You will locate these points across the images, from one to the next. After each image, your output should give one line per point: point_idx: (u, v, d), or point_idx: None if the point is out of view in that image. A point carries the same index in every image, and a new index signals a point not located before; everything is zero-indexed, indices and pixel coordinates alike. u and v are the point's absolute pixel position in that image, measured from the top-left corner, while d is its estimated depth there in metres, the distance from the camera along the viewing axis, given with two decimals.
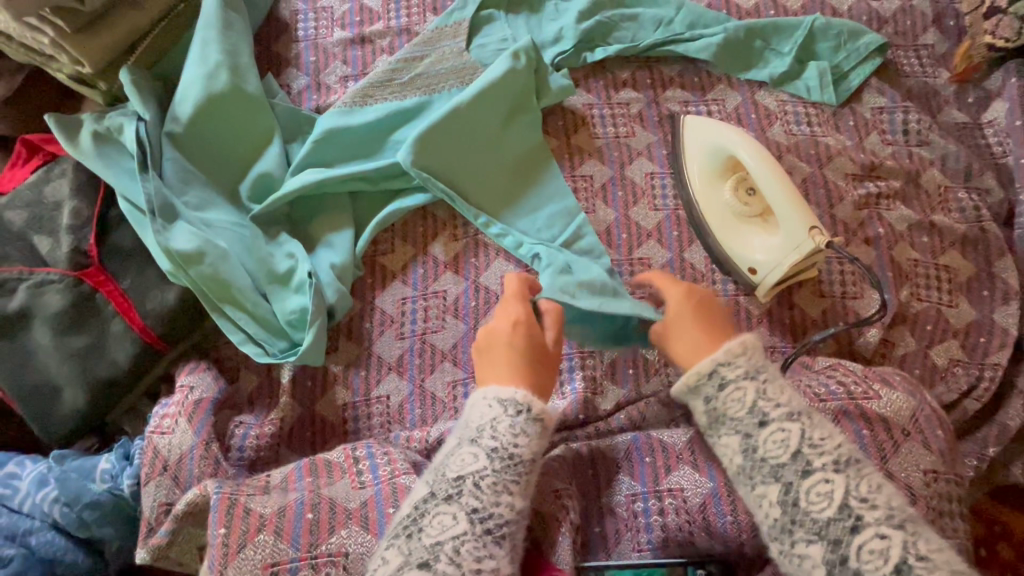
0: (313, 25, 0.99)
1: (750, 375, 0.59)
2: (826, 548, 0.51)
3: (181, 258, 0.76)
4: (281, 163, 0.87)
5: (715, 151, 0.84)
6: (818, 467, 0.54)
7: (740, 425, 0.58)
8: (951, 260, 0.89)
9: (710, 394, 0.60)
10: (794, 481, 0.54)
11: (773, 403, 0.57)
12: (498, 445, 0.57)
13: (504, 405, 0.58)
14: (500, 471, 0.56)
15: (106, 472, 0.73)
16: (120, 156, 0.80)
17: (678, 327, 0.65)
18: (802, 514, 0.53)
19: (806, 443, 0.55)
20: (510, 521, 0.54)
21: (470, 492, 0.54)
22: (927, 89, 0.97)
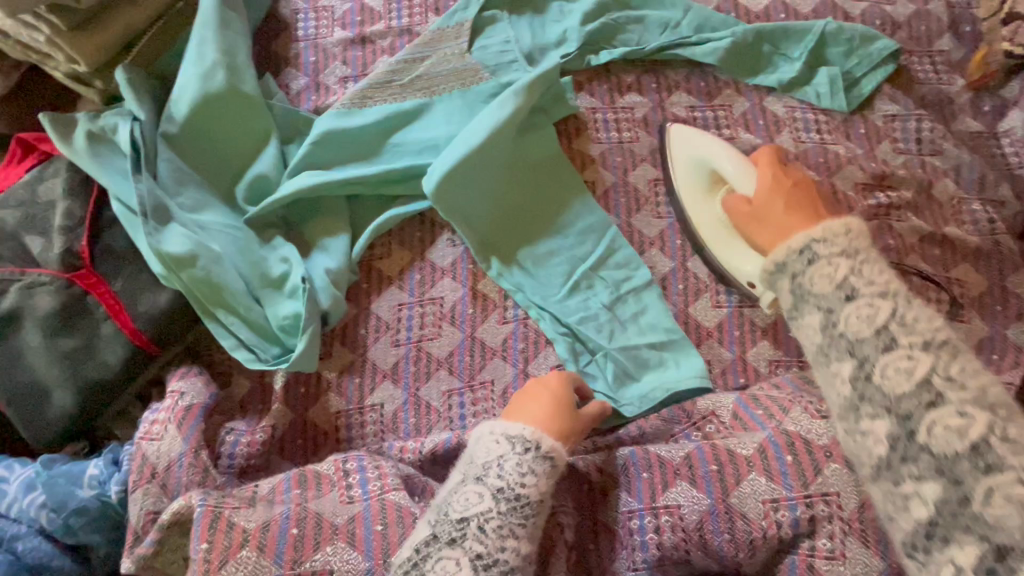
0: (313, 24, 0.98)
1: (846, 254, 0.55)
2: (945, 486, 0.45)
3: (173, 261, 0.75)
4: (277, 166, 0.86)
5: (702, 165, 0.83)
6: (953, 400, 0.47)
7: (860, 349, 0.52)
8: (963, 274, 0.87)
9: (798, 272, 0.57)
10: (915, 413, 0.48)
11: (867, 281, 0.53)
12: (504, 485, 0.59)
13: (511, 442, 0.61)
14: (505, 513, 0.58)
15: (94, 478, 0.72)
16: (114, 156, 0.79)
17: (772, 194, 0.65)
18: (917, 449, 0.47)
19: (938, 375, 0.48)
20: (515, 565, 0.56)
21: (473, 537, 0.56)
22: (942, 97, 0.94)
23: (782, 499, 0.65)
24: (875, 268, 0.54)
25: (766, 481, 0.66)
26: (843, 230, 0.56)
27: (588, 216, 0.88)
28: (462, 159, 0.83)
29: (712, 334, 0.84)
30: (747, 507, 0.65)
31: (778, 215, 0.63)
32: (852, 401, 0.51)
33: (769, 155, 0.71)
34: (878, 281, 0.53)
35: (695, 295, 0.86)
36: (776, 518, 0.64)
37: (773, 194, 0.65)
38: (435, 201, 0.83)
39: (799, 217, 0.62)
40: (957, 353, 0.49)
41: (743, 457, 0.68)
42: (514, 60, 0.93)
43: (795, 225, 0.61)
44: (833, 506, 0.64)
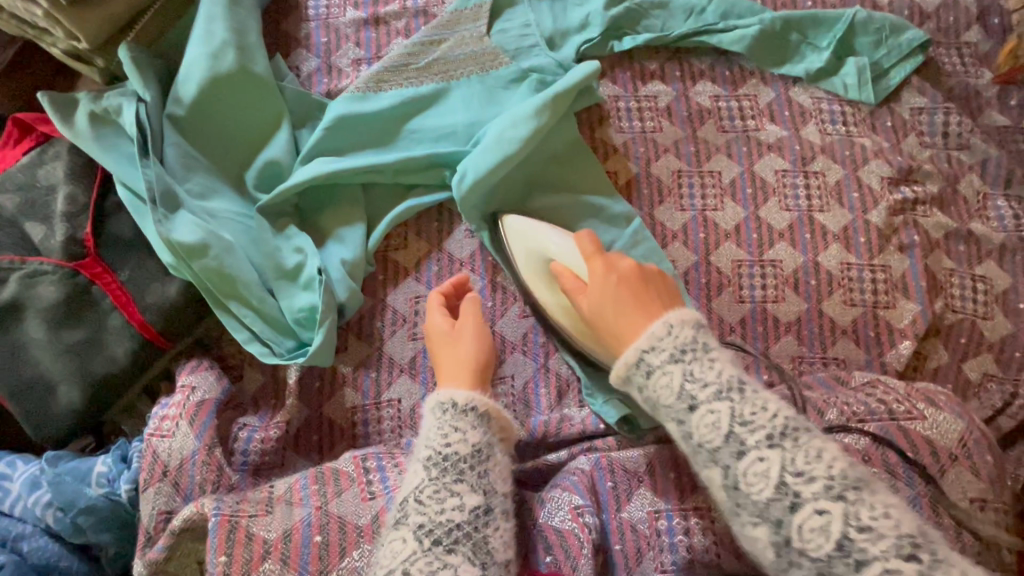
0: (325, 3, 0.94)
1: (676, 359, 0.54)
2: (770, 529, 0.48)
3: (183, 250, 0.71)
4: (290, 151, 0.82)
5: (538, 252, 0.76)
6: (752, 446, 0.49)
7: (718, 456, 0.50)
8: (988, 270, 0.86)
9: (641, 382, 0.56)
10: (732, 464, 0.50)
11: (702, 385, 0.52)
12: (431, 452, 0.59)
13: (437, 407, 0.62)
14: (437, 476, 0.57)
15: (102, 476, 0.69)
16: (119, 139, 0.75)
17: (608, 300, 0.60)
18: (744, 497, 0.49)
19: (738, 423, 0.50)
20: (462, 521, 0.55)
21: (414, 510, 0.55)
22: (969, 90, 0.93)
23: None
24: (709, 359, 0.53)
25: None
26: (664, 330, 0.55)
27: (616, 209, 0.85)
28: (496, 165, 0.80)
29: (736, 330, 0.82)
30: None
31: (620, 308, 0.59)
32: (693, 457, 0.53)
33: (587, 240, 0.66)
34: (711, 379, 0.52)
35: (719, 290, 0.84)
36: None
37: (606, 288, 0.61)
38: (466, 212, 0.82)
39: (632, 314, 0.58)
40: (746, 389, 0.52)
41: None
42: (535, 44, 0.90)
43: (634, 331, 0.58)
44: None
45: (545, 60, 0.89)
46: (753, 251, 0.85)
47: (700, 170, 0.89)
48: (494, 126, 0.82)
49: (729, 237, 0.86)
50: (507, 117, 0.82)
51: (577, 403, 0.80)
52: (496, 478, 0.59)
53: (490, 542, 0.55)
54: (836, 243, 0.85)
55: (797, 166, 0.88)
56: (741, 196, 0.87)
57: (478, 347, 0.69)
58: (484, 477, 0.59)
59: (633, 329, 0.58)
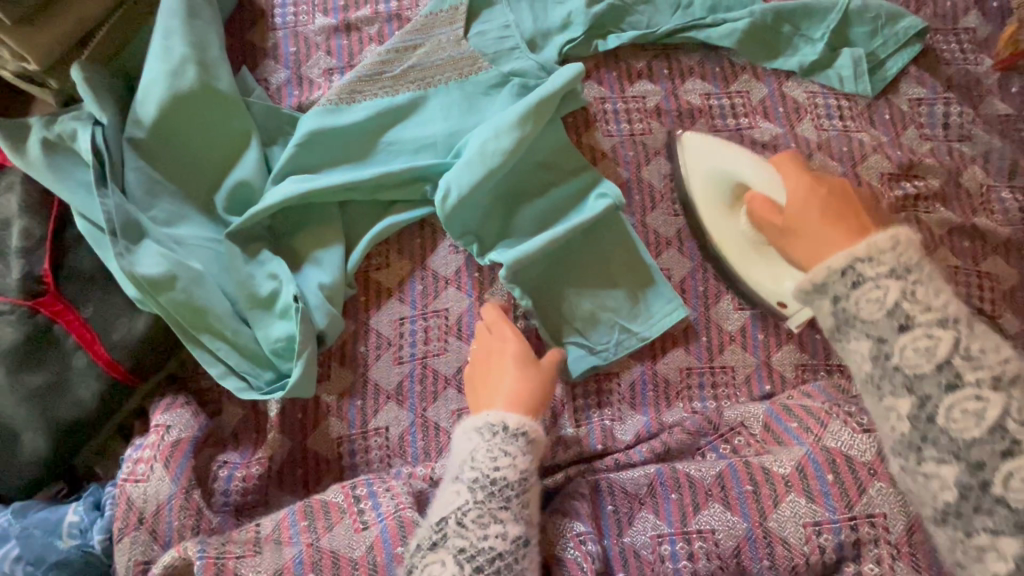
0: (291, 10, 0.89)
1: (896, 275, 0.47)
2: (963, 469, 0.43)
3: (149, 284, 0.67)
4: (260, 170, 0.78)
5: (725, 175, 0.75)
6: (970, 382, 0.44)
7: (920, 385, 0.45)
8: (994, 266, 0.82)
9: (840, 295, 0.48)
10: (934, 396, 0.45)
11: (924, 308, 0.45)
12: (478, 475, 0.57)
13: (481, 432, 0.59)
14: (482, 501, 0.56)
15: (74, 527, 0.65)
16: (75, 167, 0.71)
17: (811, 203, 0.55)
18: (938, 432, 0.44)
19: (959, 355, 0.44)
20: (503, 550, 0.54)
21: (455, 533, 0.55)
22: (969, 78, 0.89)
23: (825, 521, 0.62)
24: (934, 286, 0.46)
25: (806, 502, 0.64)
26: (888, 243, 0.47)
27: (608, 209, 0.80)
28: (480, 178, 0.76)
29: (735, 339, 0.79)
30: (788, 532, 0.63)
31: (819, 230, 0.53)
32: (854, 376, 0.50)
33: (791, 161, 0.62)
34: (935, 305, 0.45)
35: (716, 297, 0.81)
36: (818, 542, 0.62)
37: (813, 200, 0.55)
38: (448, 227, 0.78)
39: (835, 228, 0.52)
40: (973, 325, 0.46)
41: (780, 476, 0.65)
42: (515, 46, 0.85)
43: (829, 246, 0.52)
44: (877, 527, 0.62)
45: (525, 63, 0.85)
46: None
47: None
48: (476, 137, 0.78)
49: None
50: (490, 127, 0.78)
51: (575, 421, 0.77)
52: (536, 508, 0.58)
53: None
54: None
55: None
56: None
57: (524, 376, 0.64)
58: (527, 507, 0.58)
59: (824, 247, 0.53)
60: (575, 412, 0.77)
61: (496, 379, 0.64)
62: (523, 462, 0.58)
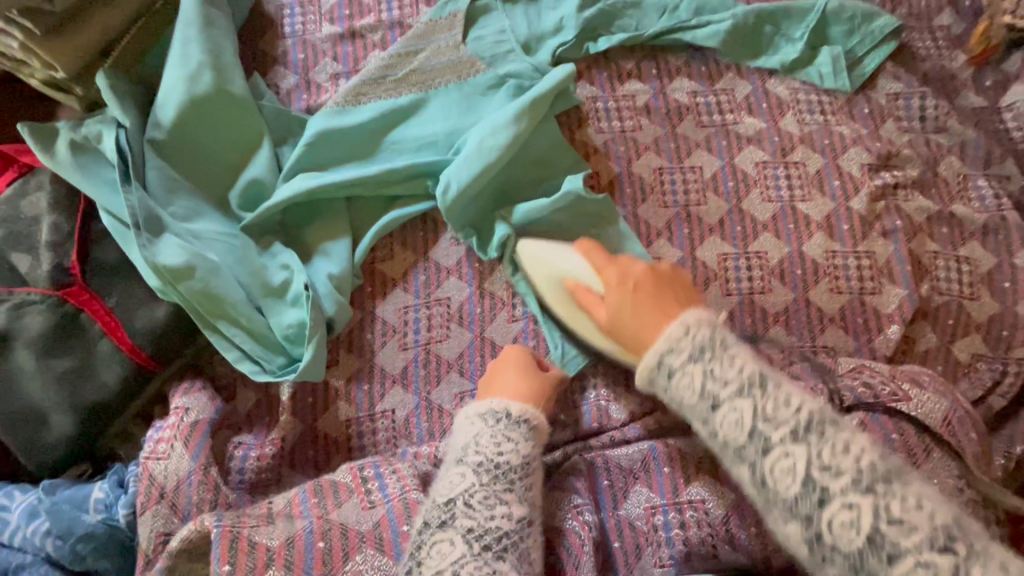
0: (300, 19, 0.94)
1: (695, 359, 0.54)
2: (802, 526, 0.49)
3: (170, 274, 0.72)
4: (272, 168, 0.83)
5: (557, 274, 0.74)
6: (836, 492, 0.48)
7: (799, 508, 0.49)
8: (972, 251, 0.86)
9: (664, 385, 0.56)
10: (814, 514, 0.48)
11: (722, 383, 0.53)
12: (483, 459, 0.61)
13: (484, 419, 0.65)
14: (487, 483, 0.60)
15: (100, 502, 0.70)
16: (100, 166, 0.76)
17: (643, 296, 0.60)
18: (831, 550, 0.48)
19: (759, 419, 0.51)
20: (508, 529, 0.58)
21: (462, 514, 0.58)
22: (944, 72, 0.93)
23: None
24: (728, 357, 0.54)
25: None
26: (682, 331, 0.56)
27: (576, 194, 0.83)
28: (478, 171, 0.81)
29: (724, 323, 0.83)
30: None
31: (639, 314, 0.59)
32: (721, 455, 0.55)
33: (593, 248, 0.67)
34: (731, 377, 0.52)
35: (705, 283, 0.84)
36: None
37: (622, 298, 0.61)
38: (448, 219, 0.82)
39: (649, 312, 0.59)
40: (769, 385, 0.52)
41: None
42: (510, 50, 0.90)
43: (648, 334, 0.58)
44: None
45: (520, 65, 0.90)
46: (737, 244, 0.86)
47: (681, 166, 0.89)
48: (475, 133, 0.83)
49: (714, 231, 0.86)
50: (488, 124, 0.83)
51: (572, 404, 0.79)
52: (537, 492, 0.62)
53: (530, 554, 0.58)
54: (820, 231, 0.86)
55: (777, 157, 0.89)
56: (723, 189, 0.88)
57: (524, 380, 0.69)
58: (528, 491, 0.61)
59: (647, 327, 0.58)
60: (573, 395, 0.80)
61: (499, 378, 0.70)
62: (524, 447, 0.63)
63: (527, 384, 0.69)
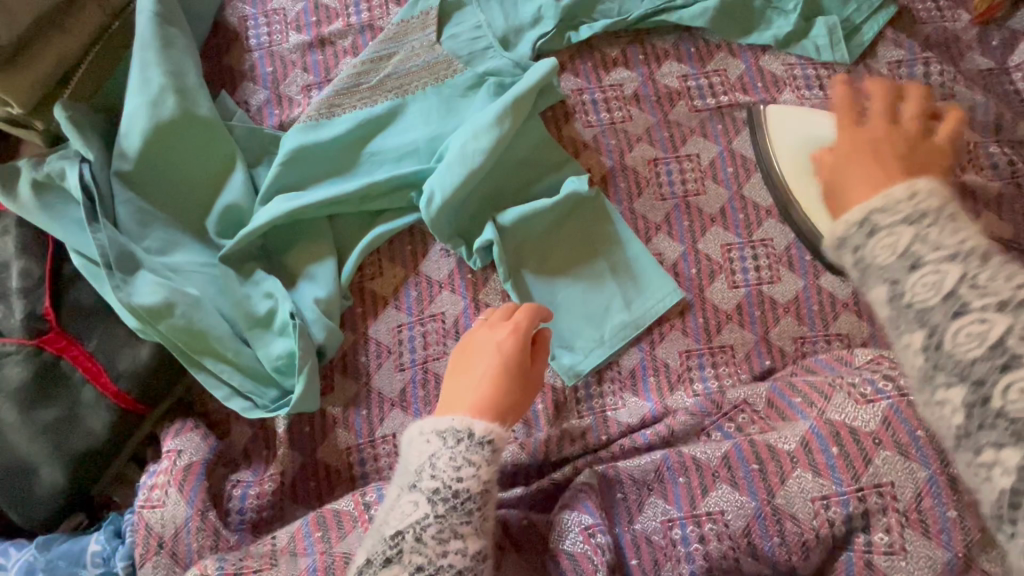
0: (265, 30, 0.89)
1: (915, 222, 0.41)
2: (967, 390, 0.38)
3: (148, 313, 0.68)
4: (248, 192, 0.79)
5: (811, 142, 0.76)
6: (975, 305, 0.38)
7: (927, 315, 0.39)
8: (988, 223, 0.82)
9: (898, 278, 0.41)
10: (990, 379, 0.37)
11: (937, 242, 0.40)
12: (439, 486, 0.52)
13: (443, 438, 0.54)
14: (444, 515, 0.51)
15: (97, 555, 0.67)
16: (67, 205, 0.72)
17: (863, 159, 0.48)
18: (946, 359, 0.38)
19: (969, 282, 0.38)
20: (463, 567, 0.51)
21: (412, 550, 0.50)
22: (947, 35, 0.89)
23: (833, 494, 0.61)
24: (954, 225, 0.40)
25: (812, 477, 0.62)
26: (908, 194, 0.42)
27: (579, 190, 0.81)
28: (462, 179, 0.77)
29: (732, 317, 0.79)
30: (796, 506, 0.61)
31: (845, 181, 0.48)
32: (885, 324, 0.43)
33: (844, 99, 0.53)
34: (950, 242, 0.39)
35: (710, 278, 0.81)
36: (828, 515, 0.60)
37: (856, 149, 0.49)
38: (434, 233, 0.79)
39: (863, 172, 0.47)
40: (991, 257, 0.39)
41: (785, 451, 0.64)
42: (488, 46, 0.86)
43: (852, 200, 0.46)
44: (886, 496, 0.59)
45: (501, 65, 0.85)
46: (741, 233, 0.82)
47: (676, 155, 0.85)
48: (455, 140, 0.79)
49: (715, 221, 0.83)
50: (466, 129, 0.78)
51: (576, 414, 0.78)
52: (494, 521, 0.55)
53: None
54: None
55: None
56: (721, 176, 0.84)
57: (496, 386, 0.58)
58: (486, 520, 0.54)
59: (870, 181, 0.46)
60: (578, 405, 0.78)
61: (460, 380, 0.59)
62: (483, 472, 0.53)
63: (494, 389, 0.58)
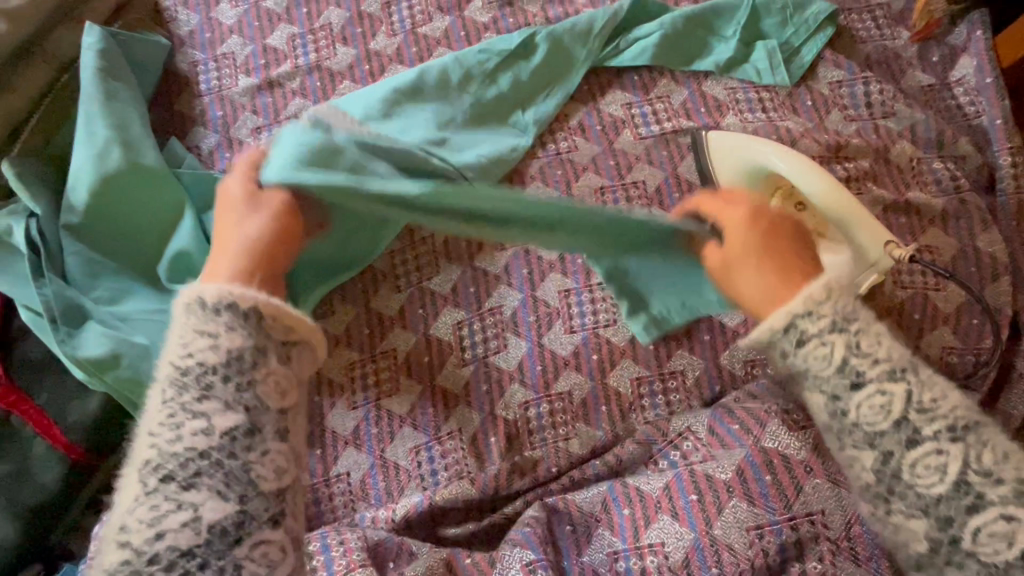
0: (215, 75, 0.91)
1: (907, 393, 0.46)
2: None
3: (93, 365, 0.69)
4: (197, 237, 0.78)
5: (755, 169, 0.76)
6: (1002, 506, 0.43)
7: (942, 509, 0.44)
8: (933, 238, 0.81)
9: (888, 454, 0.46)
10: (898, 452, 0.46)
11: (997, 483, 0.43)
12: (170, 375, 0.45)
13: (175, 318, 0.47)
14: (173, 399, 0.43)
15: None
16: (14, 261, 0.74)
17: (752, 245, 0.53)
18: None
19: (912, 408, 0.45)
20: (208, 449, 0.42)
21: (144, 447, 0.43)
22: (887, 53, 0.90)
23: (767, 524, 0.64)
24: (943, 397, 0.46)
25: (747, 506, 0.64)
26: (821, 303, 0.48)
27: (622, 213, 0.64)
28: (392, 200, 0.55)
29: (681, 343, 0.78)
30: (732, 537, 0.63)
31: (745, 262, 0.53)
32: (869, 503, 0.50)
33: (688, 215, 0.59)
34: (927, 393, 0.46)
35: None
36: (762, 545, 0.63)
37: (750, 238, 0.53)
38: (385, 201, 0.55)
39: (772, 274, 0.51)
40: None
41: (722, 481, 0.66)
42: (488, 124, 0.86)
43: (766, 296, 0.51)
44: (818, 525, 0.64)
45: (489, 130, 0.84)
46: None
47: (623, 183, 0.85)
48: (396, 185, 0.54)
49: None
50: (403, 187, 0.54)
51: (529, 446, 0.77)
52: (258, 397, 0.45)
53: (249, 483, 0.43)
54: None
55: None
56: (668, 202, 0.84)
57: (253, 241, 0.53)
58: (245, 393, 0.44)
59: (767, 290, 0.51)
60: (530, 437, 0.77)
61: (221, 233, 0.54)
62: (230, 417, 0.43)
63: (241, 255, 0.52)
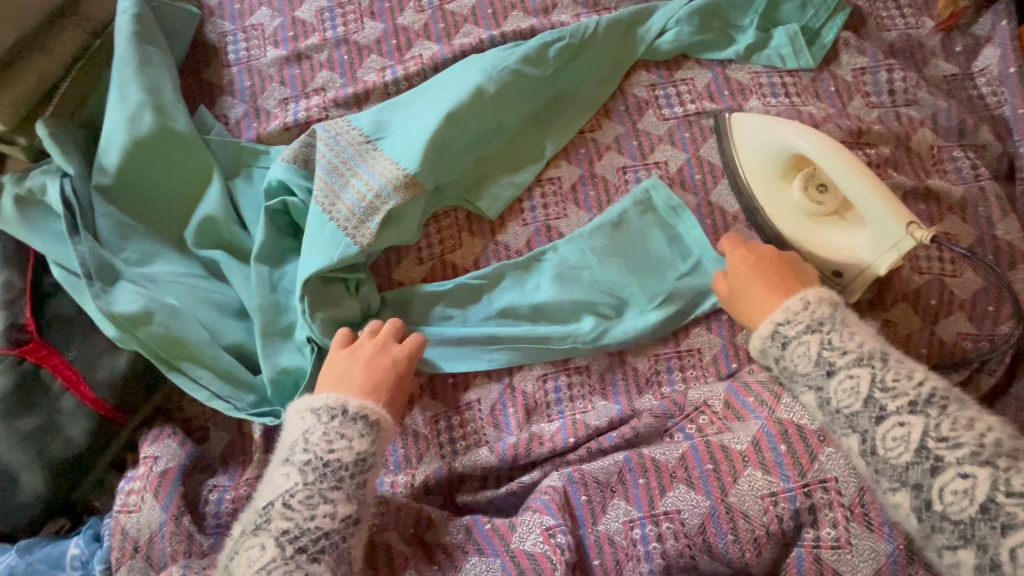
0: (244, 46, 0.92)
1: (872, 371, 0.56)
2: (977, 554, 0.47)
3: (127, 321, 0.71)
4: (225, 203, 0.79)
5: (779, 153, 0.76)
6: (952, 463, 0.50)
7: (909, 475, 0.51)
8: (951, 226, 0.82)
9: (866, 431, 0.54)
10: (869, 429, 0.54)
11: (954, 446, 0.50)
12: (309, 458, 0.58)
13: (317, 415, 0.60)
14: (312, 482, 0.57)
15: (76, 558, 0.69)
16: (48, 218, 0.75)
17: (753, 274, 0.67)
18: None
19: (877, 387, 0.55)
20: (330, 530, 0.55)
21: (279, 516, 0.55)
22: (910, 42, 0.91)
23: (782, 491, 0.64)
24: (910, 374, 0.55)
25: (762, 475, 0.65)
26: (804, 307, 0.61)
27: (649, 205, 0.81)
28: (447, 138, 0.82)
29: (699, 321, 0.80)
30: (748, 505, 0.64)
31: (754, 291, 0.66)
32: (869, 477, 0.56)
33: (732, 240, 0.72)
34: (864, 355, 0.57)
35: None
36: (778, 513, 0.63)
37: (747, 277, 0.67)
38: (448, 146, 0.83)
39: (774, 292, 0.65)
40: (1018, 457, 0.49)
41: (738, 452, 0.67)
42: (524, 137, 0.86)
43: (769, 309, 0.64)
44: (831, 492, 0.63)
45: (532, 111, 0.86)
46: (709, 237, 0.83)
47: (645, 163, 0.86)
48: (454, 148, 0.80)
49: None
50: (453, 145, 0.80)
51: (547, 417, 0.78)
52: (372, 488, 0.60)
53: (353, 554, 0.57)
54: None
55: None
56: (690, 182, 0.85)
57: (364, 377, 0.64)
58: (361, 487, 0.59)
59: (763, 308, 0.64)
60: (547, 408, 0.78)
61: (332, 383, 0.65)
62: (347, 504, 0.57)
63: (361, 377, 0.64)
